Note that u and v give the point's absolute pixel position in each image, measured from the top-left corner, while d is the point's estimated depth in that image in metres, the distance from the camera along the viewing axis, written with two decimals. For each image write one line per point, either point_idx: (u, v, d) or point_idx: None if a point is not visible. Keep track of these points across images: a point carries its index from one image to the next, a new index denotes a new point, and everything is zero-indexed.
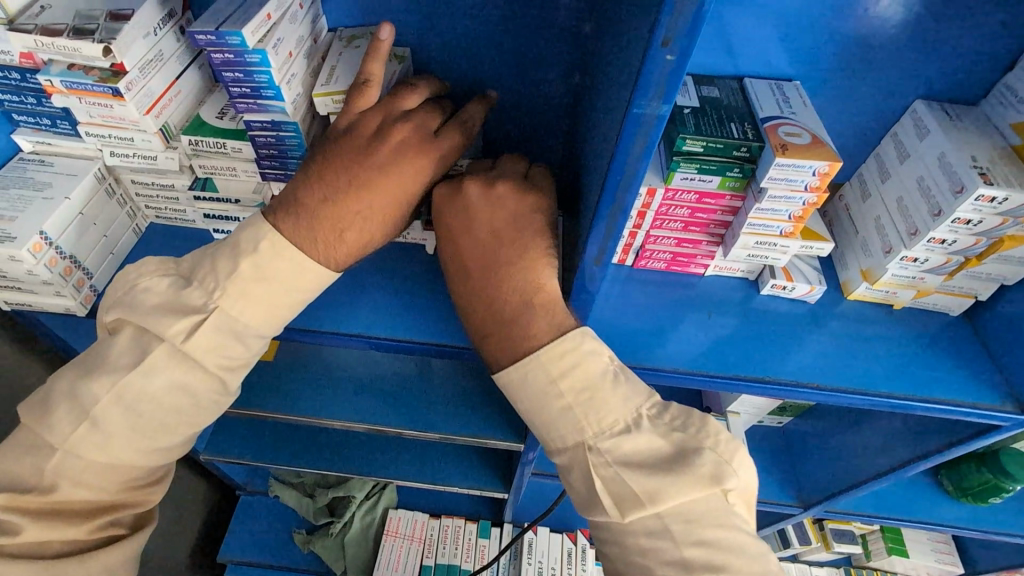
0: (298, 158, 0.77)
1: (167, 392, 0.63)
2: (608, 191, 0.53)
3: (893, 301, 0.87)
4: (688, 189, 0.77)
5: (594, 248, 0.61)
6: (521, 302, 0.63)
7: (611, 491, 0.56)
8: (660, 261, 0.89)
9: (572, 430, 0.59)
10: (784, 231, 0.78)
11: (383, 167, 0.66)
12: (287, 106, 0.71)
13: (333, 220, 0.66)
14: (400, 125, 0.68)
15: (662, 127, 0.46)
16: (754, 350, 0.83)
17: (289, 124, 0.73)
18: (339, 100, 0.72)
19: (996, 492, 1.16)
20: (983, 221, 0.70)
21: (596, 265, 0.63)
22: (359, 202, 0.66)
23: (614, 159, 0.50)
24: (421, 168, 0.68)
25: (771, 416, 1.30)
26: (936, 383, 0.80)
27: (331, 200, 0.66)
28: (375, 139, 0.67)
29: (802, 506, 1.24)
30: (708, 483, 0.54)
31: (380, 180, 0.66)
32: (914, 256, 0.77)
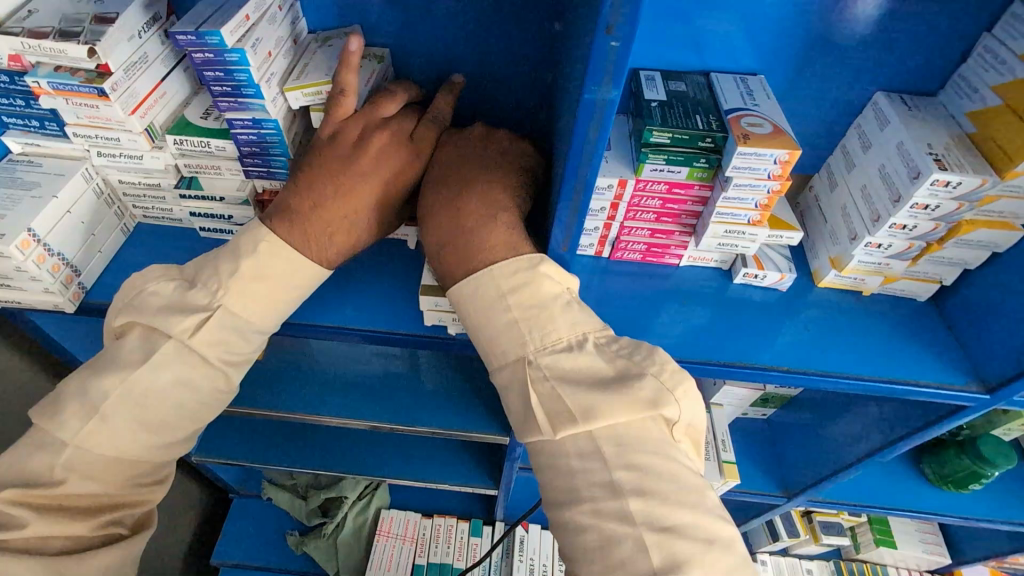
0: (280, 155, 0.80)
1: (172, 388, 0.65)
2: (568, 177, 0.56)
3: (862, 288, 0.89)
4: (658, 180, 0.79)
5: (562, 232, 0.62)
6: (483, 218, 0.66)
7: (547, 408, 0.55)
8: (636, 252, 0.91)
9: (515, 345, 0.59)
10: (751, 219, 0.81)
11: (369, 173, 0.72)
12: (266, 104, 0.73)
13: (323, 225, 0.70)
14: (379, 132, 0.72)
15: (613, 112, 0.49)
16: (725, 337, 0.86)
17: (269, 122, 0.75)
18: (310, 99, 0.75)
19: (976, 478, 1.18)
20: (940, 206, 0.73)
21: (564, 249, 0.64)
22: (346, 207, 0.71)
23: (571, 147, 0.53)
24: (399, 165, 0.74)
25: (754, 407, 1.32)
26: (904, 366, 0.83)
27: (320, 205, 0.70)
28: (360, 146, 0.71)
29: (787, 495, 1.26)
30: (645, 407, 0.53)
31: (366, 182, 0.71)
32: (878, 242, 0.80)
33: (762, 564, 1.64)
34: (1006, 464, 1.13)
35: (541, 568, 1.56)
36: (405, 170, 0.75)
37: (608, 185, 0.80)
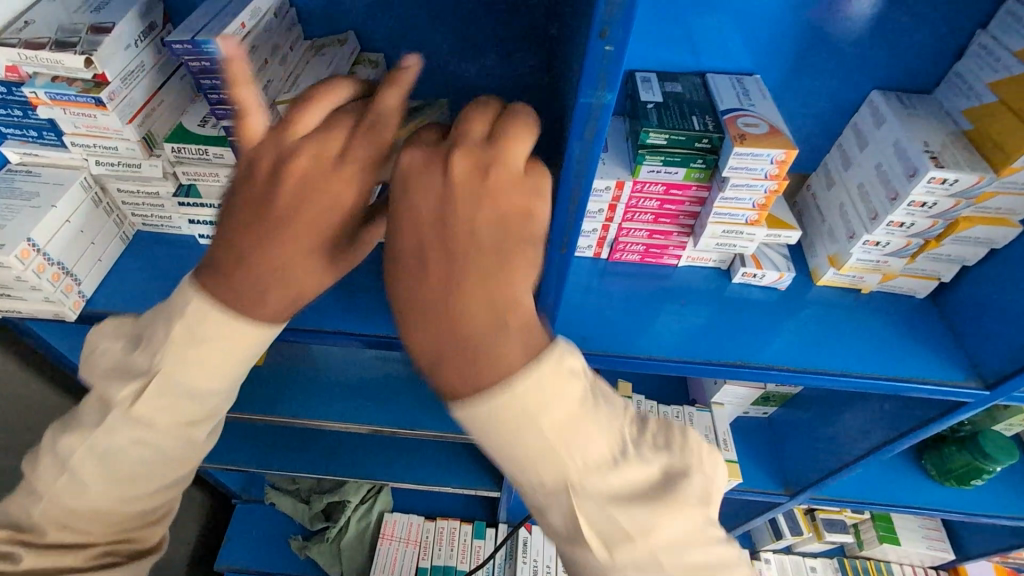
0: None
1: (136, 447, 0.55)
2: (564, 181, 0.56)
3: (860, 286, 0.89)
4: (655, 181, 0.79)
5: (559, 235, 0.62)
6: (492, 322, 0.41)
7: (596, 527, 0.43)
8: (634, 253, 0.92)
9: (549, 465, 0.43)
10: (749, 219, 0.81)
11: (295, 209, 0.46)
12: (263, 111, 0.73)
13: (252, 290, 0.49)
14: (270, 153, 0.47)
15: (609, 115, 0.49)
16: (725, 337, 0.86)
17: None
18: None
19: (978, 474, 1.18)
20: (937, 203, 0.73)
21: (562, 252, 0.64)
22: (270, 259, 0.47)
23: (566, 151, 0.53)
24: (328, 187, 0.46)
25: (755, 406, 1.32)
26: (903, 363, 0.83)
27: (241, 258, 0.48)
28: (275, 174, 0.46)
29: (789, 493, 1.26)
30: (695, 505, 0.45)
31: (287, 228, 0.47)
32: (876, 239, 0.80)
33: (765, 562, 1.64)
34: (1007, 458, 1.13)
35: (545, 570, 1.56)
36: (330, 198, 0.47)
37: (606, 187, 0.81)
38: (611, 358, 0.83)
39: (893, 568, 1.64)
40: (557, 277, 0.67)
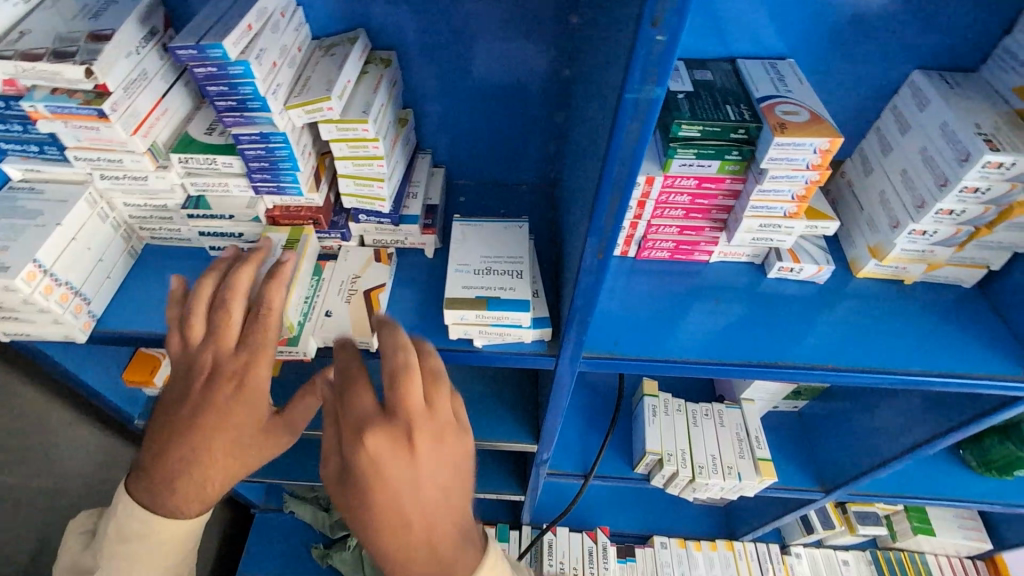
0: (289, 170, 0.77)
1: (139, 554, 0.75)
2: (605, 183, 0.52)
3: (903, 277, 0.85)
4: (687, 175, 0.75)
5: (596, 240, 0.57)
6: None
7: None
8: (664, 251, 0.88)
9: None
10: (788, 212, 0.76)
11: (222, 412, 0.66)
12: (274, 117, 0.69)
13: (201, 475, 0.69)
14: (216, 373, 0.66)
15: (657, 110, 0.45)
16: (766, 337, 0.81)
17: (277, 135, 0.72)
18: (312, 111, 0.71)
19: (1021, 465, 1.14)
20: (991, 188, 0.68)
21: (599, 257, 0.60)
22: (219, 446, 0.67)
23: (608, 151, 0.49)
24: (247, 385, 0.66)
25: (785, 401, 1.28)
26: (955, 357, 0.79)
27: (194, 457, 0.67)
28: (208, 394, 0.66)
29: (824, 490, 1.22)
30: None
31: (208, 433, 0.66)
32: (922, 228, 0.75)
33: (796, 556, 1.60)
34: None
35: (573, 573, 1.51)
36: (256, 386, 0.66)
37: (635, 183, 0.77)
38: (644, 362, 0.79)
39: (928, 559, 1.59)
40: (591, 283, 0.63)
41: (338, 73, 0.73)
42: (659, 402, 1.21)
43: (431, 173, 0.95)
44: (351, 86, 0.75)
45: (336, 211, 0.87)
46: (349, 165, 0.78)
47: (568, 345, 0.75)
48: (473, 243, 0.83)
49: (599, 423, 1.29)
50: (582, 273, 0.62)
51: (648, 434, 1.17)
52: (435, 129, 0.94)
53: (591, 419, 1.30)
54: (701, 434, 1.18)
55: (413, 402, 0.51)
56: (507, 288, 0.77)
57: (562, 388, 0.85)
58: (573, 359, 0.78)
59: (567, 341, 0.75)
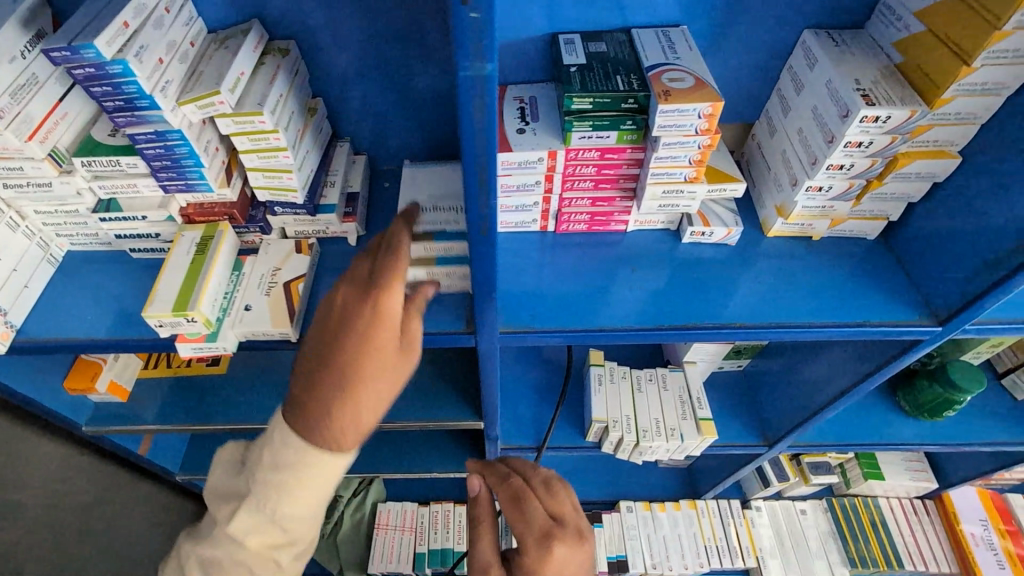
0: (193, 166, 0.77)
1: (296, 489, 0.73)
2: (468, 163, 0.53)
3: (810, 233, 0.87)
4: (588, 147, 0.77)
5: (476, 217, 0.58)
6: None
7: None
8: (580, 223, 0.89)
9: None
10: (688, 176, 0.78)
11: (372, 344, 0.65)
12: (165, 114, 0.69)
13: (344, 415, 0.67)
14: (369, 308, 0.64)
15: (493, 86, 0.46)
16: (680, 301, 0.84)
17: (173, 132, 0.71)
18: (204, 105, 0.70)
19: (950, 404, 1.18)
20: (873, 142, 0.71)
21: (483, 232, 0.60)
22: (368, 388, 0.66)
23: (461, 132, 0.49)
24: (376, 321, 0.64)
25: (728, 361, 1.31)
26: (858, 306, 0.82)
27: (351, 392, 0.66)
28: (370, 324, 0.64)
29: (768, 443, 1.27)
30: None
31: (354, 362, 0.65)
32: (818, 184, 0.78)
33: (757, 510, 1.64)
34: (975, 386, 1.14)
35: None
36: (381, 327, 0.65)
37: (539, 158, 0.78)
38: (562, 333, 0.81)
39: (881, 502, 1.63)
40: (485, 259, 0.64)
41: (230, 65, 0.72)
42: (605, 371, 1.24)
43: (352, 161, 0.96)
44: (246, 78, 0.74)
45: (252, 206, 0.88)
46: (254, 158, 0.78)
47: (481, 321, 0.77)
48: (417, 186, 0.86)
49: (550, 395, 1.32)
50: (473, 251, 0.64)
51: (594, 403, 1.20)
52: (351, 116, 0.94)
53: (542, 392, 1.33)
54: (644, 398, 1.21)
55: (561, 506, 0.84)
56: (453, 222, 0.79)
57: (488, 365, 0.88)
58: (490, 335, 0.80)
59: (480, 317, 0.76)
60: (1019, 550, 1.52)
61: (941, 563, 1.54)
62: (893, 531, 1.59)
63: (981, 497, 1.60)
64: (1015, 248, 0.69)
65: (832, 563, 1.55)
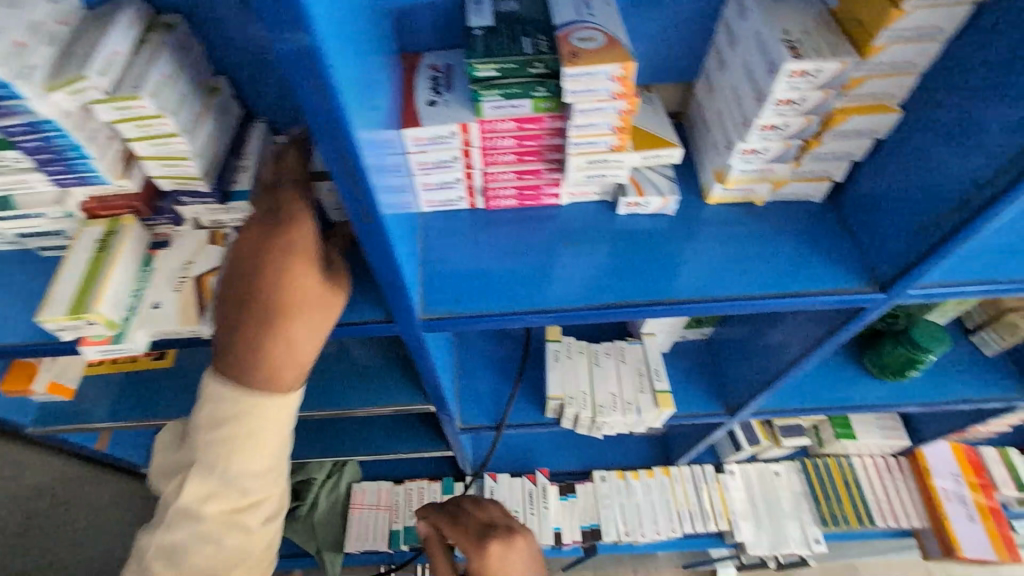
0: (79, 157, 0.71)
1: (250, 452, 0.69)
2: (322, 137, 0.49)
3: (753, 198, 0.82)
4: (503, 117, 0.71)
5: (353, 205, 0.56)
6: None
7: None
8: (509, 199, 0.84)
9: None
10: (613, 145, 0.73)
11: (288, 249, 0.64)
12: (31, 103, 0.63)
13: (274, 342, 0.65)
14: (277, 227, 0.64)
15: (318, 55, 0.43)
16: (611, 279, 0.80)
17: (46, 123, 0.66)
18: (74, 91, 0.64)
19: (915, 364, 1.16)
20: (806, 99, 0.65)
21: (365, 220, 0.58)
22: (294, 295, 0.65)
23: (301, 103, 0.46)
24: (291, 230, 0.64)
25: (690, 329, 1.28)
26: (796, 276, 0.77)
27: (279, 308, 0.64)
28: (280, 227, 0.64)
29: (729, 412, 1.25)
30: None
31: (270, 274, 0.63)
32: (751, 147, 0.72)
33: (730, 474, 1.62)
34: (939, 345, 1.11)
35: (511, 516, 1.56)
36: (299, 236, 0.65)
37: (452, 132, 0.72)
38: (487, 317, 0.78)
39: (855, 462, 1.63)
40: (377, 245, 0.62)
41: (100, 45, 0.65)
42: (562, 347, 1.20)
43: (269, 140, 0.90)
44: (123, 57, 0.67)
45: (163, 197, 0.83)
46: (146, 145, 0.73)
47: (398, 309, 0.73)
48: None
49: (508, 372, 1.29)
50: (361, 233, 0.60)
51: (550, 379, 1.17)
52: (263, 93, 0.88)
53: (502, 369, 1.30)
54: (601, 373, 1.18)
55: (492, 509, 0.98)
56: None
57: (419, 351, 0.85)
58: (411, 322, 0.77)
59: (395, 305, 0.73)
60: (990, 502, 1.50)
61: (913, 518, 1.56)
62: (866, 489, 1.60)
63: (954, 450, 1.58)
64: (954, 208, 0.64)
65: (804, 523, 1.55)
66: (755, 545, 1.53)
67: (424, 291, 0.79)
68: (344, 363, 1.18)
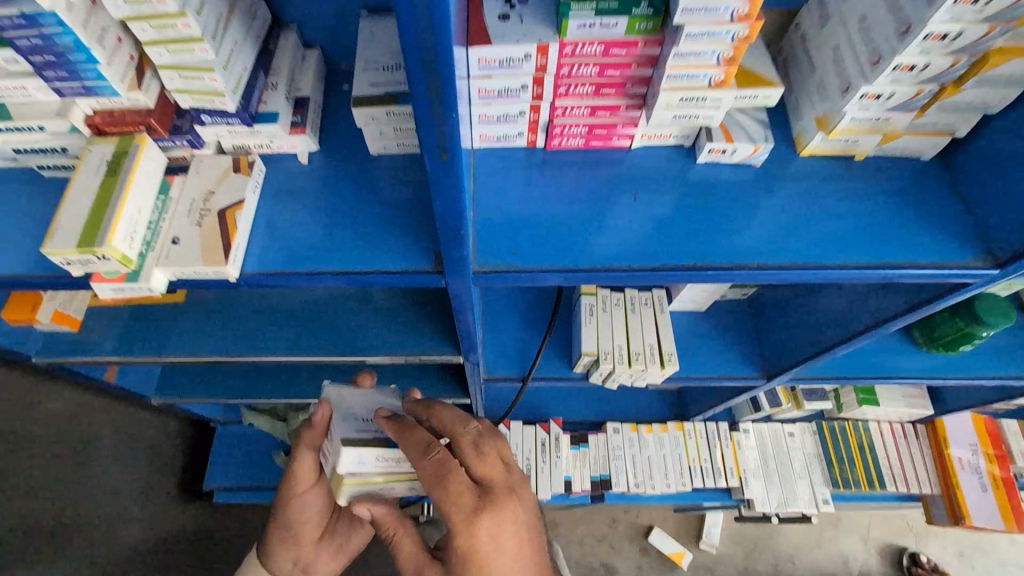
0: (113, 96, 0.66)
1: (286, 543, 1.04)
2: (419, 82, 0.42)
3: (854, 151, 0.74)
4: (589, 39, 0.60)
5: (432, 135, 0.46)
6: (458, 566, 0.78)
7: None
8: (576, 137, 0.74)
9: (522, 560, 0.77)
10: (713, 80, 0.63)
11: None
12: (104, 69, 0.62)
13: None
14: None
15: None
16: (692, 233, 0.72)
17: (79, 55, 0.60)
18: (174, 49, 0.62)
19: (968, 339, 1.10)
20: (963, 33, 0.55)
21: (442, 157, 0.49)
22: None
23: (404, 52, 0.40)
24: None
25: (733, 289, 1.18)
26: (902, 245, 0.69)
27: None
28: None
29: (766, 376, 1.17)
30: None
31: None
32: (877, 91, 0.63)
33: (744, 433, 1.63)
34: (1001, 324, 1.04)
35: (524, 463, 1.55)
36: None
37: (526, 55, 0.61)
38: (544, 273, 0.69)
39: (871, 426, 1.64)
40: (449, 186, 0.52)
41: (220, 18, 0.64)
42: (597, 301, 1.13)
43: (303, 57, 0.80)
44: (238, 49, 0.68)
45: (178, 114, 0.72)
46: (164, 52, 0.62)
47: (448, 261, 0.66)
48: (383, 40, 0.75)
49: (540, 323, 1.22)
50: (433, 179, 0.52)
51: (583, 337, 1.11)
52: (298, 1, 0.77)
53: (533, 322, 1.22)
54: (640, 324, 1.12)
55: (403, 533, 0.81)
56: None
57: (459, 305, 0.78)
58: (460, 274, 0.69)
59: (449, 256, 0.65)
60: (1005, 474, 1.52)
61: (924, 484, 1.58)
62: (880, 453, 1.61)
63: (976, 422, 1.58)
64: None
65: (813, 483, 1.59)
66: (761, 502, 1.56)
67: (473, 239, 0.70)
68: (365, 309, 1.10)
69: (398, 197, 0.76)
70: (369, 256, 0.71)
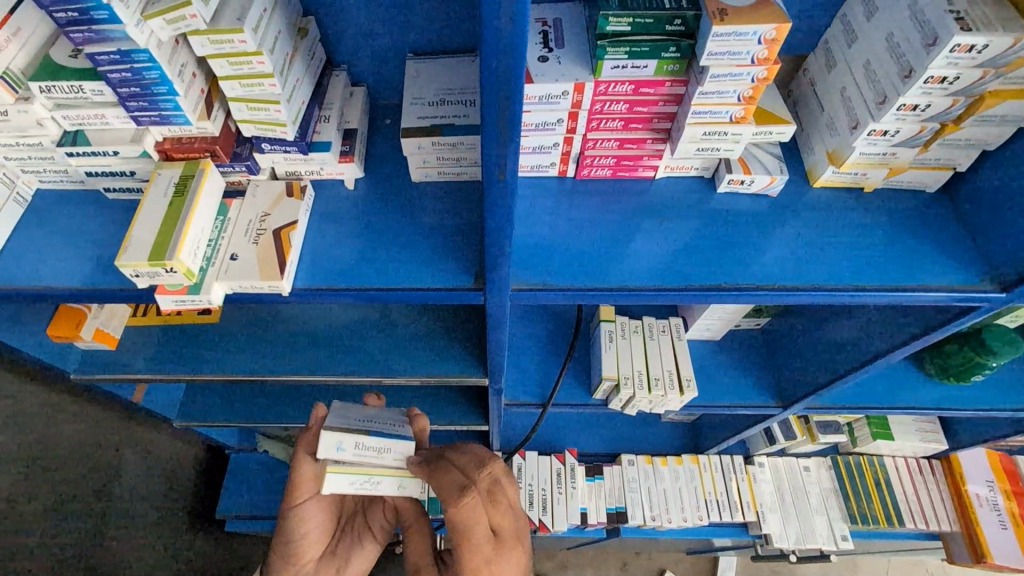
0: (184, 125, 0.72)
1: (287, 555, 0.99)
2: (489, 111, 0.48)
3: (863, 183, 0.79)
4: (621, 79, 0.67)
5: (493, 160, 0.52)
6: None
7: None
8: (604, 167, 0.80)
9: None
10: (734, 116, 0.69)
11: None
12: (182, 101, 0.68)
13: None
14: None
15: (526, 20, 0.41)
16: (716, 257, 0.77)
17: (161, 87, 0.66)
18: (247, 84, 0.68)
19: (977, 370, 1.13)
20: (960, 77, 0.61)
21: (501, 178, 0.53)
22: None
23: (481, 84, 0.45)
24: None
25: (747, 319, 1.22)
26: (914, 269, 0.74)
27: None
28: None
29: (783, 405, 1.19)
30: None
31: None
32: (884, 128, 0.69)
33: (759, 466, 1.63)
34: (1010, 353, 1.08)
35: (541, 493, 1.56)
36: None
37: (564, 91, 0.68)
38: (577, 291, 0.74)
39: (886, 462, 1.64)
40: (502, 207, 0.57)
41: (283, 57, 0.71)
42: (616, 328, 1.17)
43: (350, 93, 0.87)
44: (297, 85, 0.75)
45: (238, 141, 0.79)
46: (236, 86, 0.69)
47: (491, 278, 0.70)
48: (428, 79, 0.82)
49: (559, 350, 1.25)
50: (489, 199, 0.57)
51: (604, 362, 1.14)
52: (351, 43, 0.85)
53: (552, 348, 1.26)
54: (659, 350, 1.16)
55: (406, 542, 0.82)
56: (460, 116, 0.78)
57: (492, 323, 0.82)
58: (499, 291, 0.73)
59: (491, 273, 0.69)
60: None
61: (942, 521, 1.57)
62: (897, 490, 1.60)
63: (988, 458, 1.59)
64: None
65: (831, 519, 1.58)
66: (780, 538, 1.55)
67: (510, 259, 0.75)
68: (391, 332, 1.14)
69: (438, 220, 0.81)
70: (412, 273, 0.76)
